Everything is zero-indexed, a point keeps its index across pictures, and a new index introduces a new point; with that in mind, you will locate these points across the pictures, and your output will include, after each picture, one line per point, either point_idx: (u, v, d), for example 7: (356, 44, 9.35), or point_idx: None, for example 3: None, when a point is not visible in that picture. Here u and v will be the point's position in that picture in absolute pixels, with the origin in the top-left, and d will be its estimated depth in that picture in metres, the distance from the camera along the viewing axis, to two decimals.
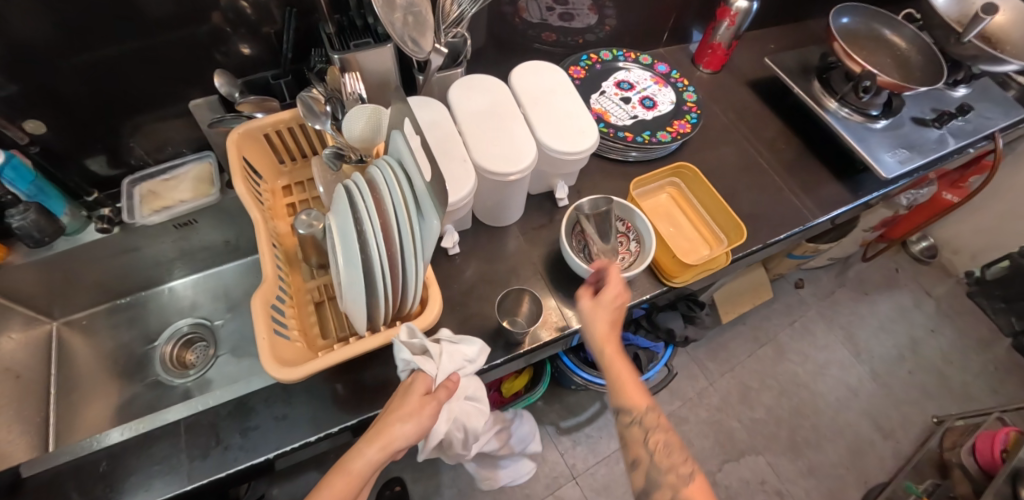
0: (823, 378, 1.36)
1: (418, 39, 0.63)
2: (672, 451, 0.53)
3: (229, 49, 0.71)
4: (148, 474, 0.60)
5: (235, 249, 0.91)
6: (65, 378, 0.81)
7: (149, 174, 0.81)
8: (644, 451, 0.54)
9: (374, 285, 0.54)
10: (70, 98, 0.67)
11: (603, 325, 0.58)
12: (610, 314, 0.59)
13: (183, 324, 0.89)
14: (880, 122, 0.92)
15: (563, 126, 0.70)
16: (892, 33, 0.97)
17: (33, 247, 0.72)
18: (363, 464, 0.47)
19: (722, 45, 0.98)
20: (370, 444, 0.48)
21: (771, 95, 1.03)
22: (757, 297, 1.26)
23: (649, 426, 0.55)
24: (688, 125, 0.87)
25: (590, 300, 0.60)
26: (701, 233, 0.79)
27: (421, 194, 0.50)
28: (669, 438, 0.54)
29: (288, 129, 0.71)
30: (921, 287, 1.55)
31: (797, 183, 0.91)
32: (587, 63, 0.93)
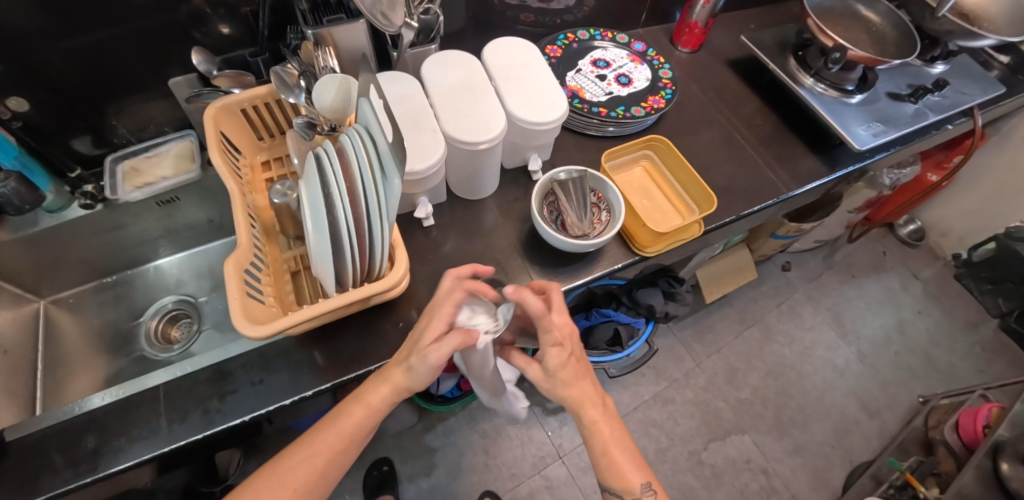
0: (810, 359, 1.37)
1: (389, 13, 0.64)
2: None
3: (208, 29, 0.72)
4: (128, 438, 0.62)
5: (219, 227, 0.93)
6: (53, 353, 0.83)
7: (131, 152, 0.82)
8: None
9: (342, 247, 0.55)
10: (53, 77, 0.68)
11: (575, 392, 0.58)
12: (570, 373, 0.58)
13: (168, 301, 0.92)
14: (855, 96, 0.93)
15: (533, 98, 0.71)
16: (866, 10, 0.98)
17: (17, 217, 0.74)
18: (377, 399, 0.54)
19: (699, 24, 1.00)
20: (386, 384, 0.54)
21: (749, 74, 1.04)
22: (741, 277, 1.27)
23: None
24: (662, 101, 0.88)
25: (552, 351, 0.56)
26: (674, 205, 0.80)
27: (384, 156, 0.51)
28: None
29: (265, 104, 0.72)
30: (908, 269, 1.56)
31: (774, 157, 0.92)
32: (564, 42, 0.94)
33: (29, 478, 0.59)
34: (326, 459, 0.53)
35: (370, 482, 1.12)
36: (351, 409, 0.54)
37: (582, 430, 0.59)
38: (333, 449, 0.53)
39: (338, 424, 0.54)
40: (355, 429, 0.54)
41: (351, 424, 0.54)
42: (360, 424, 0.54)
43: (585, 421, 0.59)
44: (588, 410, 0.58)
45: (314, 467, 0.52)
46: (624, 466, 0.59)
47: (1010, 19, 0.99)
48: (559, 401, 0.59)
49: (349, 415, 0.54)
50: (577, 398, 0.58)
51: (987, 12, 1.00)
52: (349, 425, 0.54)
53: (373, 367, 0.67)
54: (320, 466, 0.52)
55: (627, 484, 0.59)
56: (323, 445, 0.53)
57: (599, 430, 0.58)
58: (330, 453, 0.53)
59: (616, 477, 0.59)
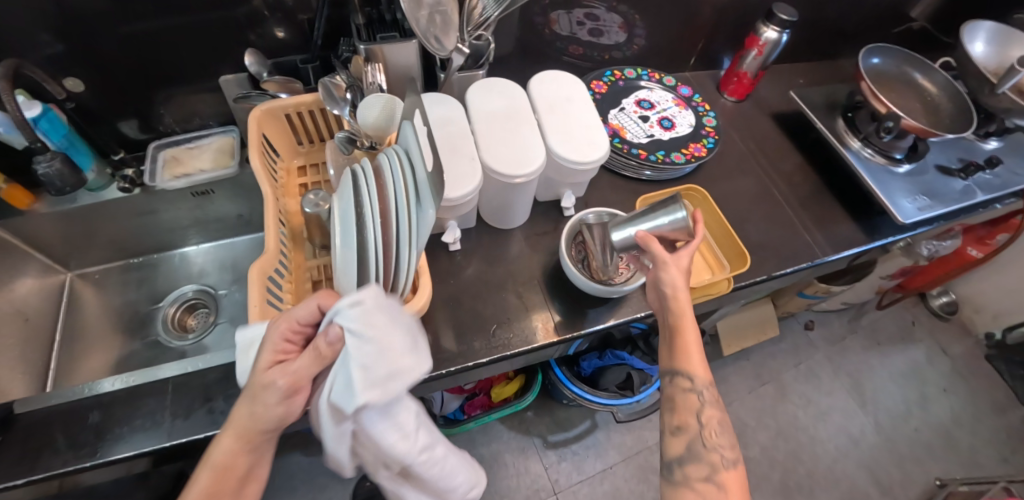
0: (824, 424, 1.31)
1: (441, 38, 0.65)
2: (722, 431, 0.56)
3: (263, 32, 0.74)
4: (131, 427, 0.62)
5: (247, 223, 0.93)
6: (72, 326, 0.86)
7: (174, 141, 0.83)
8: (693, 420, 0.56)
9: (366, 269, 0.53)
10: (108, 61, 0.70)
11: (676, 283, 0.59)
12: (680, 267, 0.60)
13: (189, 289, 0.92)
14: (902, 166, 0.91)
15: (575, 136, 0.70)
16: (922, 77, 0.95)
17: (56, 196, 0.78)
18: (221, 453, 0.45)
19: (748, 74, 0.99)
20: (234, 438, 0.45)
21: (794, 128, 1.01)
22: (763, 333, 1.21)
23: (708, 400, 0.57)
24: (704, 149, 0.87)
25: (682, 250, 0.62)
26: (705, 259, 0.78)
27: (421, 185, 0.51)
28: (721, 417, 0.57)
29: (309, 112, 0.73)
30: (937, 342, 1.48)
31: (812, 218, 0.90)
32: (610, 79, 0.93)
33: (29, 454, 0.60)
34: None
35: (359, 493, 1.11)
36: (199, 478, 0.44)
37: (671, 315, 0.60)
38: None
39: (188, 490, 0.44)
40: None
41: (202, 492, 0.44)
42: (220, 487, 0.45)
43: (677, 315, 0.59)
44: (685, 300, 0.59)
45: None
46: (693, 356, 0.58)
47: None
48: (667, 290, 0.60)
49: (197, 485, 0.44)
50: (674, 290, 0.59)
51: None
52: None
53: None
54: None
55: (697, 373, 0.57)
56: None
57: (686, 323, 0.58)
58: None
59: (693, 364, 0.57)
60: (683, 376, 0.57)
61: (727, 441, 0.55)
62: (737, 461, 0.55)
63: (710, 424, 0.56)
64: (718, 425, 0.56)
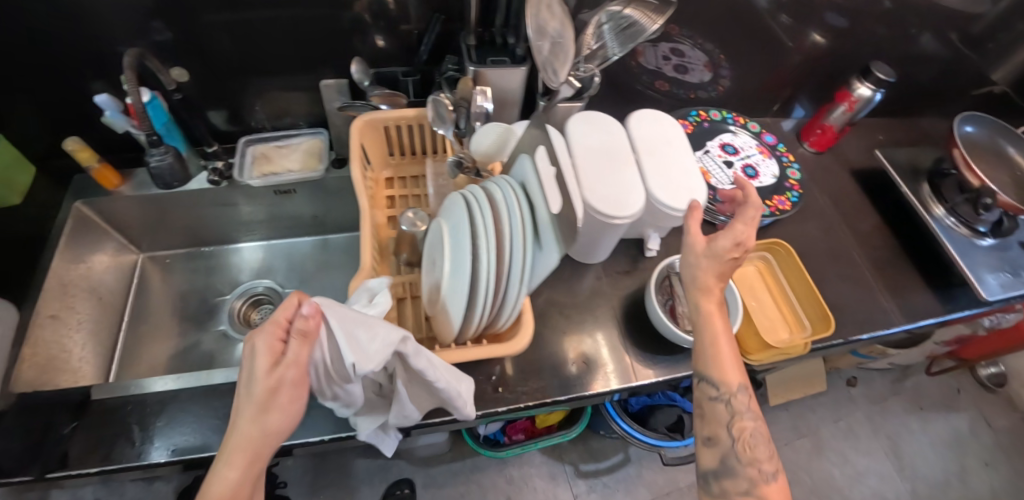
0: (860, 485, 1.28)
1: (556, 67, 0.63)
2: (755, 442, 0.50)
3: (366, 40, 0.74)
4: (205, 424, 0.62)
5: (319, 224, 0.94)
6: (139, 307, 0.87)
7: (264, 138, 0.84)
8: (724, 433, 0.51)
9: (475, 301, 0.52)
10: (214, 52, 0.71)
11: (704, 274, 0.54)
12: (718, 260, 0.54)
13: (260, 284, 0.93)
14: (986, 239, 0.89)
15: (674, 180, 0.69)
16: (1015, 151, 0.93)
17: (160, 186, 0.80)
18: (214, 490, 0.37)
19: (833, 128, 0.97)
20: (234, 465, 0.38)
21: (874, 187, 1.00)
22: (810, 387, 1.18)
23: (735, 409, 0.51)
24: (788, 203, 0.86)
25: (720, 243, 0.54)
26: (783, 315, 0.76)
27: (545, 225, 0.50)
28: (756, 429, 0.51)
29: (408, 126, 0.72)
30: (982, 414, 1.43)
31: (888, 282, 0.88)
32: (695, 119, 0.92)
33: (105, 442, 0.60)
34: None
35: None
36: None
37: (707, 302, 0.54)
38: None
39: None
40: None
41: None
42: None
43: (706, 325, 0.53)
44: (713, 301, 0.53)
45: None
46: (726, 364, 0.52)
47: None
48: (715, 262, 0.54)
49: None
50: (701, 279, 0.54)
51: None
52: None
53: (459, 417, 0.62)
54: None
55: (727, 380, 0.51)
56: None
57: (716, 331, 0.53)
58: None
59: (728, 372, 0.52)
60: (707, 382, 0.52)
61: (766, 452, 0.50)
62: (777, 472, 0.49)
63: (743, 436, 0.50)
64: (754, 436, 0.51)
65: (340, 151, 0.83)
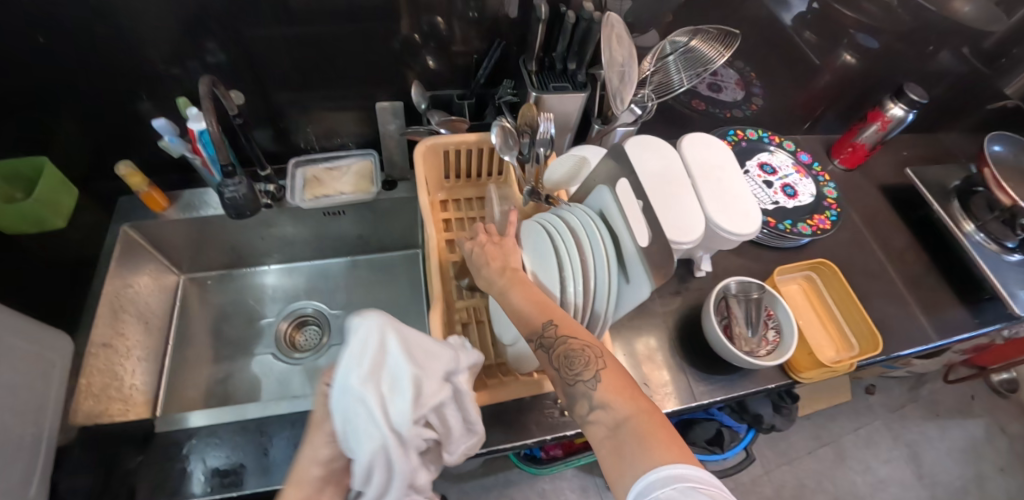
0: (882, 493, 1.30)
1: (621, 93, 0.65)
2: (574, 361, 0.47)
3: (418, 62, 0.74)
4: (274, 453, 0.62)
5: (361, 243, 0.94)
6: (182, 329, 0.86)
7: (313, 159, 0.82)
8: (550, 371, 0.48)
9: None
10: (270, 72, 0.71)
11: (499, 275, 0.54)
12: (486, 248, 0.56)
13: (307, 307, 0.92)
14: (1015, 255, 0.91)
15: (730, 204, 0.70)
16: None
17: (235, 218, 0.74)
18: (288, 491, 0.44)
19: (865, 146, 0.99)
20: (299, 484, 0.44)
21: (903, 203, 1.02)
22: (836, 397, 1.21)
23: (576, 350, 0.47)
24: (827, 222, 0.88)
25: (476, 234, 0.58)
26: (830, 334, 0.78)
27: (631, 258, 0.51)
28: (581, 349, 0.47)
29: (466, 150, 0.72)
30: (995, 420, 1.46)
31: (923, 298, 0.90)
32: (733, 138, 0.94)
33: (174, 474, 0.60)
34: None
35: None
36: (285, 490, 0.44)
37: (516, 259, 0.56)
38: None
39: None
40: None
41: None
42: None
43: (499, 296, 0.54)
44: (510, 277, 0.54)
45: None
46: (517, 315, 0.50)
47: None
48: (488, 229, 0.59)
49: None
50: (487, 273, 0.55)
51: None
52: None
53: (530, 441, 0.63)
54: None
55: (525, 328, 0.49)
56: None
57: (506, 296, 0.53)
58: None
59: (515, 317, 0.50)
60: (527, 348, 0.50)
61: (587, 362, 0.47)
62: (605, 370, 0.47)
63: (561, 360, 0.47)
64: (577, 355, 0.47)
65: (392, 173, 0.84)
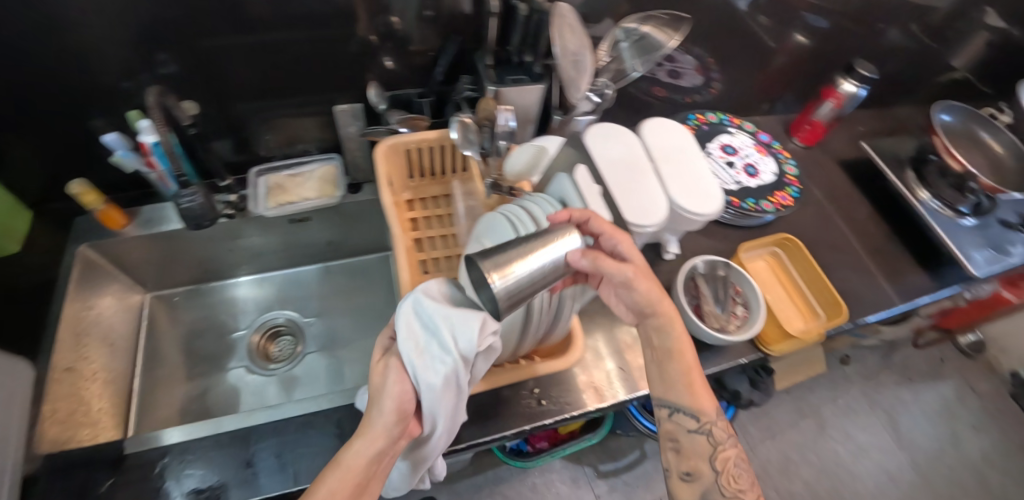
0: (863, 460, 1.34)
1: (575, 83, 0.66)
2: (738, 475, 0.52)
3: (375, 63, 0.73)
4: (252, 467, 0.61)
5: (332, 250, 0.93)
6: (152, 349, 0.84)
7: (274, 167, 0.81)
8: (706, 467, 0.52)
9: (530, 318, 0.54)
10: (226, 83, 0.70)
11: (665, 302, 0.55)
12: (636, 270, 0.53)
13: (280, 315, 0.91)
14: (969, 219, 0.94)
15: (691, 185, 0.71)
16: (990, 137, 0.99)
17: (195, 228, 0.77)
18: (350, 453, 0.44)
19: (821, 123, 1.02)
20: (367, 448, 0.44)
21: (861, 176, 1.05)
22: (812, 370, 1.24)
23: (717, 439, 0.53)
24: (789, 198, 0.90)
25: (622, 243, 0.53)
26: (797, 306, 0.80)
27: (594, 244, 0.52)
28: (737, 457, 0.53)
29: (430, 148, 0.73)
30: (965, 380, 1.52)
31: (885, 266, 0.93)
32: (694, 123, 0.96)
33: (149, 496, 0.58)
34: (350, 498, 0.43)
35: None
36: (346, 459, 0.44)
37: (669, 340, 0.55)
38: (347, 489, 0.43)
39: (336, 471, 0.43)
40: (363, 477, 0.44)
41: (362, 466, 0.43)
42: (363, 478, 0.44)
43: (680, 363, 0.54)
44: (679, 323, 0.55)
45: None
46: (700, 389, 0.54)
47: None
48: (642, 307, 0.55)
49: (342, 473, 0.43)
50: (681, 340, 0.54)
51: None
52: (348, 475, 0.43)
53: (509, 432, 0.63)
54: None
55: (701, 407, 0.53)
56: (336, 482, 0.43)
57: (684, 351, 0.54)
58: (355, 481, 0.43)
59: (699, 395, 0.54)
60: (683, 413, 0.54)
61: (745, 482, 0.52)
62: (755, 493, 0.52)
63: (726, 467, 0.52)
64: (738, 467, 0.53)
65: (356, 176, 0.84)
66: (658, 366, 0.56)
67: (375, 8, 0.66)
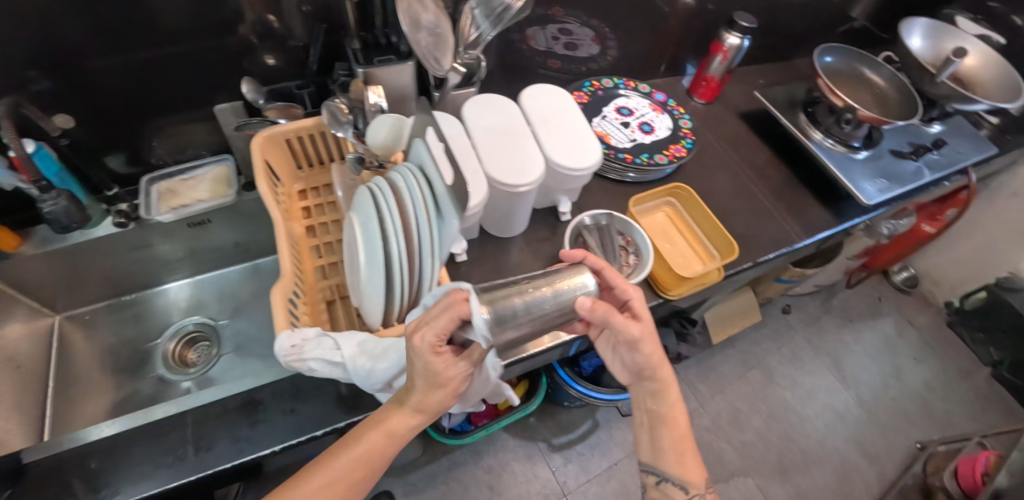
0: (811, 402, 1.38)
1: (439, 58, 0.68)
2: None
3: (255, 59, 0.74)
4: (152, 464, 0.61)
5: (243, 251, 0.93)
6: (65, 370, 0.83)
7: (166, 174, 0.82)
8: None
9: (392, 277, 0.56)
10: (102, 95, 0.69)
11: (664, 369, 0.56)
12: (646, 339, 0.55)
13: (190, 322, 0.91)
14: (861, 152, 1.00)
15: (569, 143, 0.74)
16: (871, 72, 1.05)
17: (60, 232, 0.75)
18: (394, 425, 0.50)
19: (715, 78, 1.06)
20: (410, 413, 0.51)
21: (761, 126, 1.09)
22: (747, 319, 1.28)
23: None
24: (682, 150, 0.93)
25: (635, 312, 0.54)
26: (695, 250, 0.83)
27: (442, 198, 0.54)
28: None
29: (310, 136, 0.74)
30: (904, 316, 1.60)
31: (786, 207, 0.97)
32: (589, 89, 0.99)
33: None
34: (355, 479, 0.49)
35: None
36: (370, 436, 0.50)
37: (663, 406, 0.57)
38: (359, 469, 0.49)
39: (352, 450, 0.50)
40: (376, 456, 0.50)
41: (372, 452, 0.50)
42: (382, 450, 0.50)
43: (675, 429, 0.58)
44: (675, 390, 0.57)
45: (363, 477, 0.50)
46: (688, 459, 0.58)
47: (1003, 86, 1.07)
48: (641, 368, 0.57)
49: (368, 443, 0.50)
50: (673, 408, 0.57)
51: (981, 79, 1.10)
52: (369, 455, 0.50)
53: None
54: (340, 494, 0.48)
55: (691, 478, 0.57)
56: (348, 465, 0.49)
57: (677, 417, 0.58)
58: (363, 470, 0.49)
59: (684, 464, 0.58)
60: (673, 483, 0.57)
61: None
62: None
63: None
64: None
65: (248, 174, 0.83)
66: (649, 432, 0.59)
67: (243, 4, 0.67)
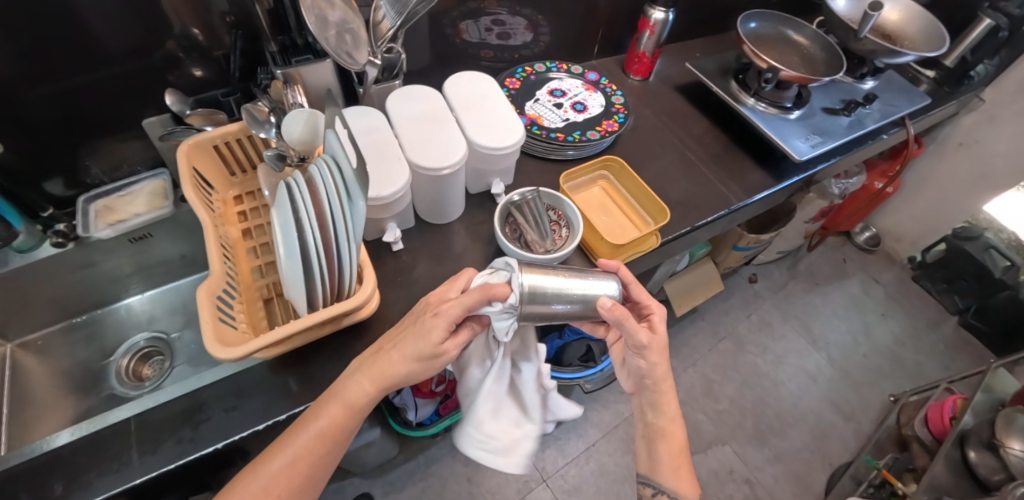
0: (784, 367, 1.40)
1: (352, 53, 0.70)
2: None
3: (182, 72, 0.76)
4: (98, 471, 0.61)
5: (191, 263, 0.94)
6: (19, 395, 0.82)
7: (104, 191, 0.83)
8: None
9: (311, 265, 0.58)
10: (32, 119, 0.70)
11: (664, 386, 0.61)
12: (651, 353, 0.59)
13: (140, 338, 0.91)
14: (794, 112, 1.02)
15: (492, 125, 0.76)
16: (796, 34, 1.08)
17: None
18: (359, 396, 0.55)
19: (647, 54, 1.08)
20: (369, 379, 0.55)
21: (698, 97, 1.12)
22: (710, 290, 1.30)
23: None
24: (615, 124, 0.95)
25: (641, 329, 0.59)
26: (631, 219, 0.85)
27: (350, 181, 0.52)
28: None
29: (237, 141, 0.75)
30: (869, 274, 1.63)
31: (725, 171, 0.99)
32: (522, 75, 1.00)
33: None
34: (309, 456, 0.54)
35: None
36: (327, 406, 0.55)
37: (661, 419, 0.62)
38: (314, 454, 0.54)
39: (315, 423, 0.54)
40: (337, 428, 0.54)
41: (329, 424, 0.54)
42: (341, 421, 0.55)
43: (669, 439, 0.61)
44: (675, 406, 0.61)
45: (323, 448, 0.54)
46: (682, 471, 0.61)
47: (926, 38, 1.10)
48: (643, 377, 0.61)
49: (328, 417, 0.54)
50: (670, 419, 0.61)
51: (906, 33, 1.12)
52: (326, 424, 0.54)
53: None
54: (303, 468, 0.53)
55: (681, 489, 0.60)
56: (310, 434, 0.54)
57: (674, 431, 0.62)
58: (312, 450, 0.54)
59: (679, 479, 0.60)
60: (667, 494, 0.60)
61: None
62: None
63: None
64: None
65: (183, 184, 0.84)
66: (647, 444, 0.63)
67: (160, 17, 0.68)
